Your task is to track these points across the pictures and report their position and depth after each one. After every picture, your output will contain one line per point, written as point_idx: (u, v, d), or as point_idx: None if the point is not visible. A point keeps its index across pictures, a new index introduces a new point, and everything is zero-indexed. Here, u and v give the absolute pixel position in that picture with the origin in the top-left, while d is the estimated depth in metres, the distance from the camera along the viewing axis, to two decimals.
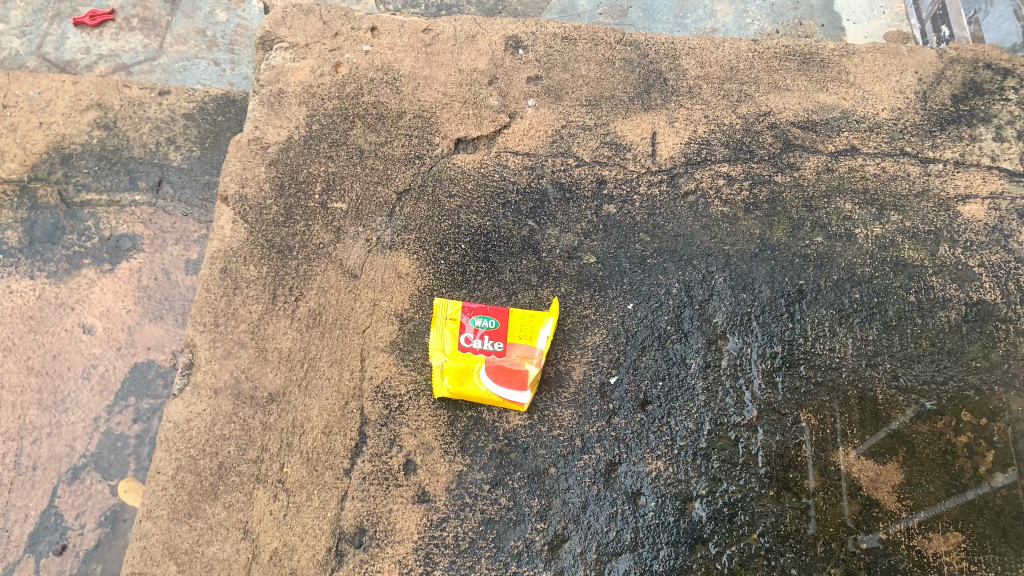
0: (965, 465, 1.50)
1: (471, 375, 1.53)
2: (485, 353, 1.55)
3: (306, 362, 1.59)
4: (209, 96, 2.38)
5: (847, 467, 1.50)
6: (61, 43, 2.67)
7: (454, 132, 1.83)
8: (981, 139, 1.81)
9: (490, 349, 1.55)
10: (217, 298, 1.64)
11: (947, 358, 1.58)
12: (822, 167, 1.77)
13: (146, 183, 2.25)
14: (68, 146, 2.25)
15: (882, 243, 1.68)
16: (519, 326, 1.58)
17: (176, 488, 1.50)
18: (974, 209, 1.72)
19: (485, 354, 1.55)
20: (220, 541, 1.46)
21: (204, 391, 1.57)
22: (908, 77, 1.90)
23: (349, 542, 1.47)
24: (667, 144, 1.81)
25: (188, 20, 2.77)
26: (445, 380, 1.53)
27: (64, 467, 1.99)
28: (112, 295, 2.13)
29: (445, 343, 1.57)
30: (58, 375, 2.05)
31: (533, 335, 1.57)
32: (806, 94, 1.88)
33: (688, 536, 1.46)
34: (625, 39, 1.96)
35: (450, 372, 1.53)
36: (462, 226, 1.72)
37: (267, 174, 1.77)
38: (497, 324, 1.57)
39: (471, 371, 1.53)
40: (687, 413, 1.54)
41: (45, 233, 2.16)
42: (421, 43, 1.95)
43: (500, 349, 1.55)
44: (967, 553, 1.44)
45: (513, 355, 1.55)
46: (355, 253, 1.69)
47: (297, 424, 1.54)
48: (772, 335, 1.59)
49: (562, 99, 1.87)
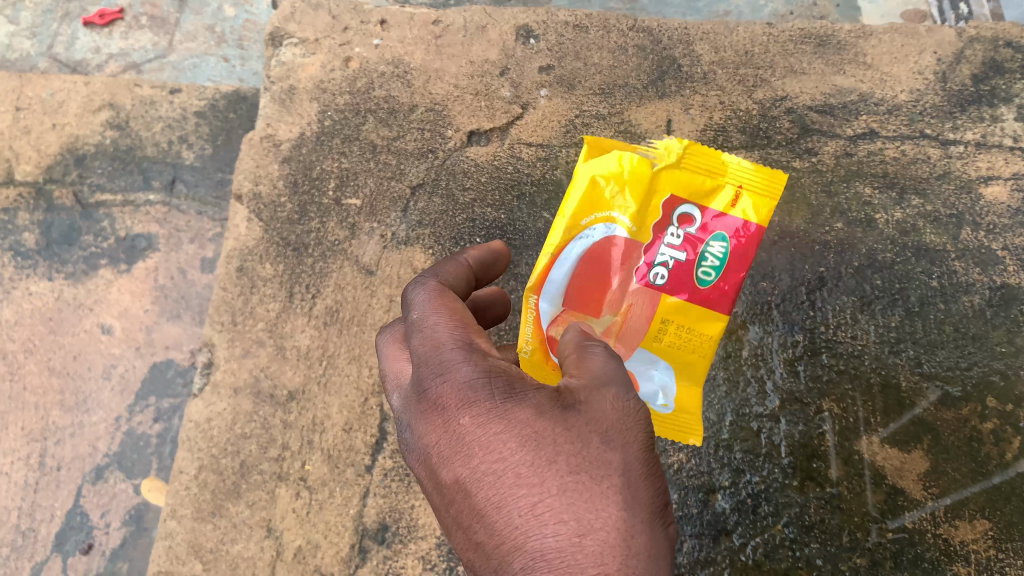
0: (990, 452, 1.46)
1: (613, 212, 1.05)
2: (738, 193, 1.07)
3: (324, 359, 1.59)
4: (220, 93, 2.37)
5: (872, 455, 1.48)
6: (72, 42, 2.69)
7: (467, 125, 1.81)
8: (1003, 120, 1.77)
9: (722, 178, 1.07)
10: (234, 298, 1.67)
11: (972, 343, 1.55)
12: (840, 152, 1.75)
13: (159, 182, 2.24)
14: (81, 147, 2.24)
15: (903, 228, 1.65)
16: (683, 313, 1.08)
17: (199, 488, 1.53)
18: (996, 191, 1.69)
19: (646, 259, 1.07)
20: (244, 540, 1.49)
21: (224, 391, 1.60)
22: (927, 58, 1.86)
23: (372, 539, 1.48)
24: (682, 132, 1.79)
25: (197, 17, 2.74)
26: (592, 228, 1.05)
27: (88, 467, 2.00)
28: (130, 295, 2.14)
29: (535, 272, 1.06)
30: (79, 376, 2.06)
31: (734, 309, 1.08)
32: (822, 78, 1.85)
33: (711, 528, 1.48)
34: (638, 26, 1.93)
35: (608, 210, 1.05)
36: (476, 220, 1.71)
37: (281, 171, 1.78)
38: (715, 285, 1.07)
39: (613, 226, 1.05)
40: (709, 404, 1.54)
41: (61, 235, 2.18)
42: (432, 35, 1.93)
43: (640, 293, 1.07)
44: (994, 541, 1.41)
45: (628, 321, 1.08)
46: (371, 249, 1.68)
47: (317, 422, 1.54)
48: (794, 324, 1.59)
49: (574, 88, 1.85)
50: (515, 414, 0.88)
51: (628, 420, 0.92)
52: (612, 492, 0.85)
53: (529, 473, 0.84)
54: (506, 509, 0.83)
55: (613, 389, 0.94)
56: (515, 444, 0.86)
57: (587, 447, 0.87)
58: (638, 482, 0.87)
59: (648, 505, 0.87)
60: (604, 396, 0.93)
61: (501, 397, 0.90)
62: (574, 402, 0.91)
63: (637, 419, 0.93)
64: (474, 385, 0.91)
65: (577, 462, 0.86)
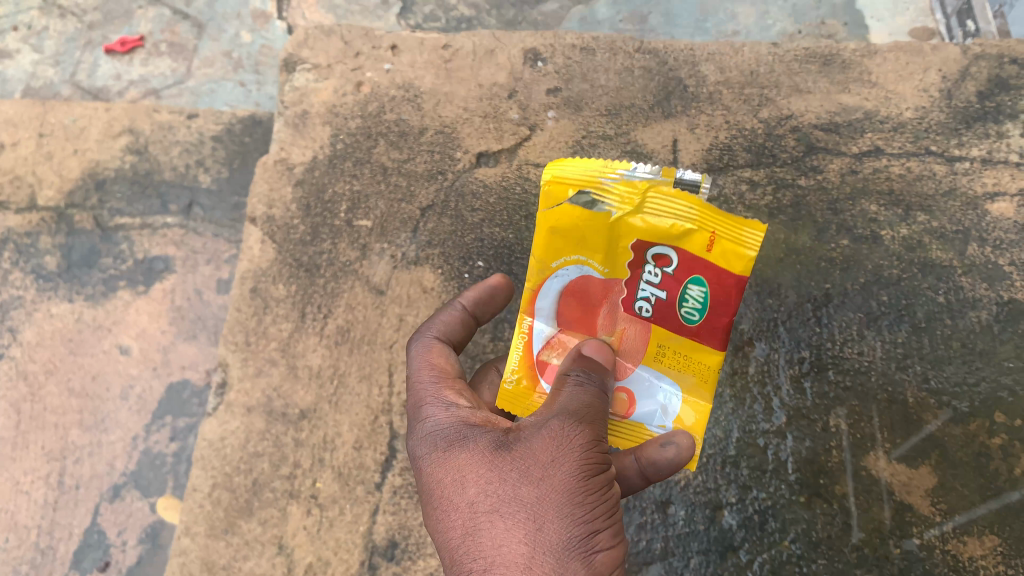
0: (999, 468, 1.46)
1: (593, 253, 1.10)
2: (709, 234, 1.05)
3: (336, 378, 1.62)
4: (237, 118, 2.42)
5: (879, 471, 1.48)
6: (94, 70, 2.76)
7: (476, 146, 1.84)
8: (1009, 136, 1.77)
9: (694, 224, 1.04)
10: (248, 318, 1.70)
11: (979, 359, 1.54)
12: (846, 169, 1.76)
13: (177, 206, 2.29)
14: (101, 172, 2.30)
15: (909, 245, 1.66)
16: (676, 346, 1.11)
17: (212, 505, 1.57)
18: (1003, 207, 1.69)
19: (630, 290, 1.10)
20: (256, 557, 1.53)
21: (237, 410, 1.63)
22: (932, 75, 1.87)
23: (381, 556, 1.50)
24: (688, 151, 1.81)
25: (215, 43, 2.81)
26: (567, 269, 1.12)
27: (106, 485, 2.04)
28: (147, 317, 2.18)
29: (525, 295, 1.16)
30: (98, 396, 2.10)
31: (726, 346, 1.09)
32: (827, 96, 1.87)
33: (719, 544, 1.50)
34: (644, 47, 1.96)
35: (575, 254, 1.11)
36: (485, 240, 1.73)
37: (294, 194, 1.82)
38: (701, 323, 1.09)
39: (586, 267, 1.11)
40: (715, 421, 1.56)
41: (81, 258, 2.23)
42: (441, 59, 1.97)
43: (631, 323, 1.12)
44: (1004, 557, 1.41)
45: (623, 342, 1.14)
46: (381, 269, 1.71)
47: (328, 440, 1.57)
48: (800, 341, 1.59)
49: (581, 110, 1.88)
50: (456, 462, 1.07)
51: (558, 451, 1.02)
52: (518, 527, 0.98)
53: (455, 514, 1.03)
54: (441, 544, 1.02)
55: (550, 422, 1.05)
56: (450, 487, 1.04)
57: (502, 485, 1.01)
58: (545, 517, 0.98)
59: (557, 534, 0.97)
60: (537, 433, 1.04)
61: (447, 448, 1.09)
62: (508, 442, 1.06)
63: (568, 445, 1.03)
64: (431, 439, 1.11)
65: (496, 502, 1.01)
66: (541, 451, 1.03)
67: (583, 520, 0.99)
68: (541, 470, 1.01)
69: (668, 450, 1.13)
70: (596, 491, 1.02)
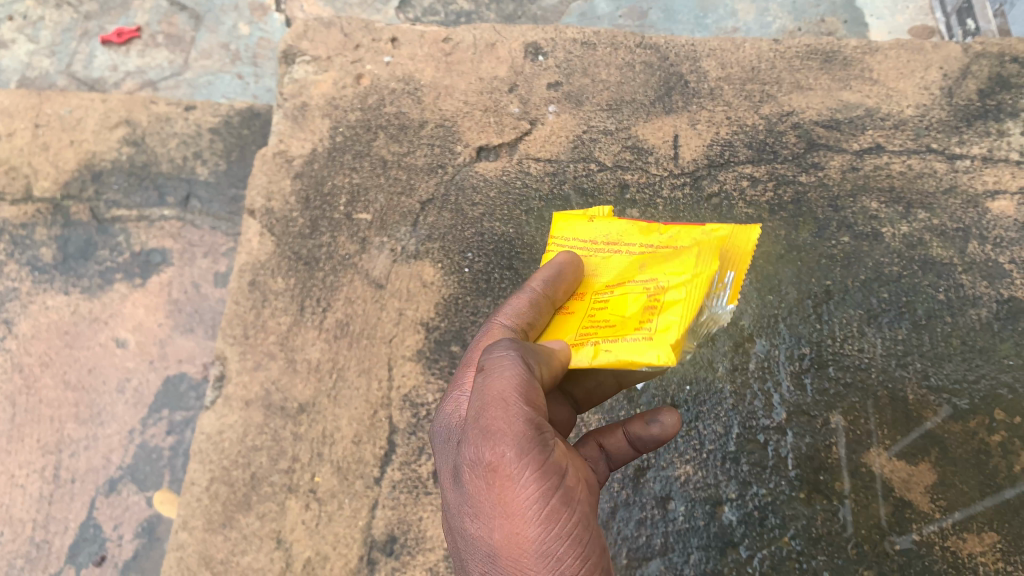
0: (999, 465, 1.46)
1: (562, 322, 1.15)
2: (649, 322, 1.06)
3: (334, 372, 1.61)
4: (234, 110, 2.42)
5: (879, 468, 1.48)
6: (90, 61, 2.74)
7: (477, 140, 1.83)
8: (1009, 134, 1.77)
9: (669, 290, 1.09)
10: (247, 311, 1.69)
11: (979, 357, 1.54)
12: (847, 166, 1.76)
13: (174, 198, 2.28)
14: (98, 163, 2.29)
15: (909, 242, 1.66)
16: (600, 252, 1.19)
17: (211, 499, 1.56)
18: (1004, 205, 1.69)
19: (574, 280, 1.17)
20: (254, 551, 1.51)
21: (236, 403, 1.62)
22: (933, 73, 1.87)
23: (380, 551, 1.49)
24: (689, 146, 1.80)
25: (213, 35, 2.79)
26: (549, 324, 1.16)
27: (101, 479, 2.02)
28: (144, 310, 2.17)
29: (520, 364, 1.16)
30: (94, 389, 2.09)
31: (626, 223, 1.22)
32: (829, 93, 1.86)
33: (718, 540, 1.49)
34: (645, 43, 1.96)
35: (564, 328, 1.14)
36: (485, 233, 1.71)
37: (293, 187, 1.81)
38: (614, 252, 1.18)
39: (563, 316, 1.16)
40: (715, 417, 1.56)
41: (78, 250, 2.22)
42: (442, 52, 1.96)
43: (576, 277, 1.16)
44: (1003, 553, 1.41)
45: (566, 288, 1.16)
46: (380, 263, 1.70)
47: (327, 434, 1.57)
48: (800, 337, 1.59)
49: (583, 104, 1.87)
50: (435, 467, 1.04)
51: (497, 462, 0.90)
52: (480, 550, 0.94)
53: (447, 526, 1.02)
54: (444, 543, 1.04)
55: (486, 430, 0.92)
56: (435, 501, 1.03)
57: (463, 505, 0.96)
58: (497, 539, 0.91)
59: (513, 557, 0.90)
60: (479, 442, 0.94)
61: (428, 452, 1.06)
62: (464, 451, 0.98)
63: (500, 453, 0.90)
64: (426, 445, 1.09)
65: (461, 520, 0.97)
66: (484, 462, 0.93)
67: (533, 536, 0.89)
68: (486, 484, 0.92)
69: (653, 427, 1.23)
70: (549, 499, 0.89)
